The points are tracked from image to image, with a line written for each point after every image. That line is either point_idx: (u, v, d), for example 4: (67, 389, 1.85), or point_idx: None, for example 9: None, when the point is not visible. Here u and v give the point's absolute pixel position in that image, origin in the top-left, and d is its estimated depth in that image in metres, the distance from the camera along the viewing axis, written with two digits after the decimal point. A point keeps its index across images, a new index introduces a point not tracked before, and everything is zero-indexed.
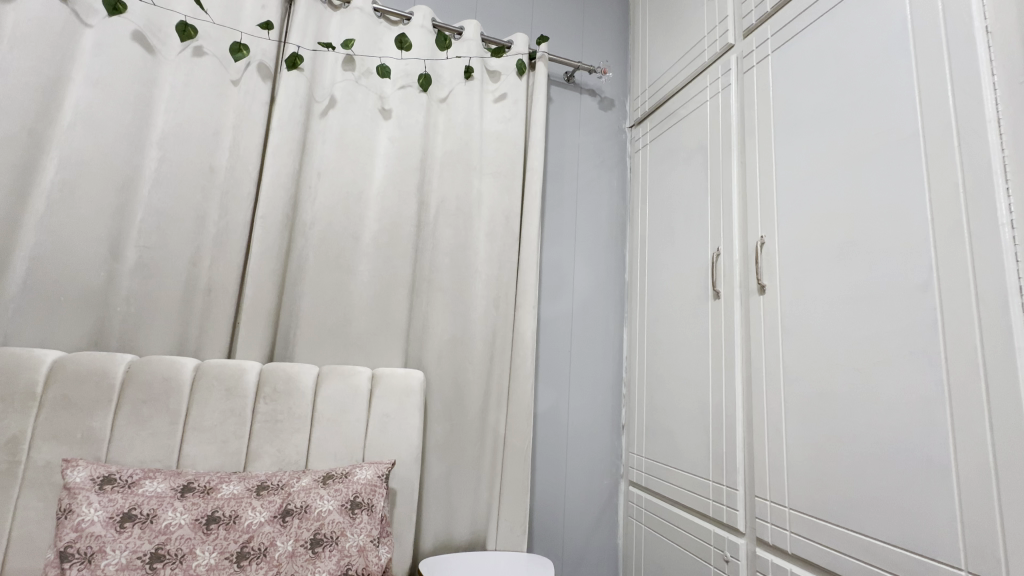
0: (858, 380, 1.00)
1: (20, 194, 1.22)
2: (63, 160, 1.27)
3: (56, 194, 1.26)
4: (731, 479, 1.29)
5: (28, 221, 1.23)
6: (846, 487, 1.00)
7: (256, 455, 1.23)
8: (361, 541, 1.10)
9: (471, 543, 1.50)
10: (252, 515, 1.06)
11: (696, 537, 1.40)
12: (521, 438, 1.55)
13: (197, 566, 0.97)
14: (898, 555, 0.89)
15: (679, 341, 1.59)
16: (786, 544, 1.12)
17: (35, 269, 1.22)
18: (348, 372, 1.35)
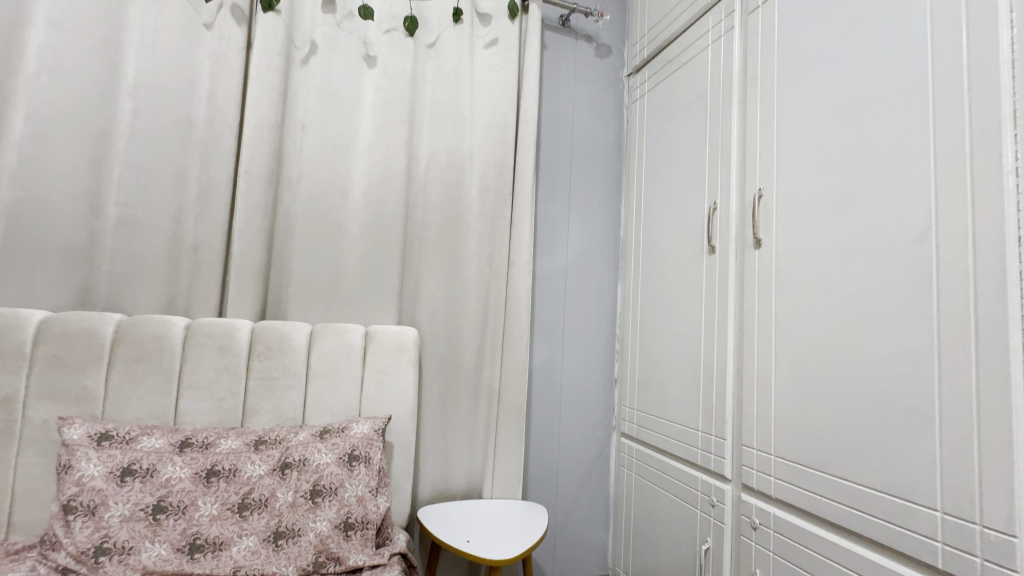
0: (848, 333, 1.01)
1: None
2: (31, 112, 1.21)
3: (28, 149, 1.20)
4: (720, 429, 1.33)
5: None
6: (830, 436, 1.03)
7: (253, 411, 1.24)
8: (360, 492, 1.13)
9: (467, 492, 1.56)
10: (251, 468, 1.09)
11: (684, 484, 1.45)
12: (515, 393, 1.58)
13: (199, 517, 1.00)
14: (876, 498, 0.93)
15: (672, 296, 1.59)
16: (770, 489, 1.16)
17: (13, 228, 1.18)
18: (342, 330, 1.35)
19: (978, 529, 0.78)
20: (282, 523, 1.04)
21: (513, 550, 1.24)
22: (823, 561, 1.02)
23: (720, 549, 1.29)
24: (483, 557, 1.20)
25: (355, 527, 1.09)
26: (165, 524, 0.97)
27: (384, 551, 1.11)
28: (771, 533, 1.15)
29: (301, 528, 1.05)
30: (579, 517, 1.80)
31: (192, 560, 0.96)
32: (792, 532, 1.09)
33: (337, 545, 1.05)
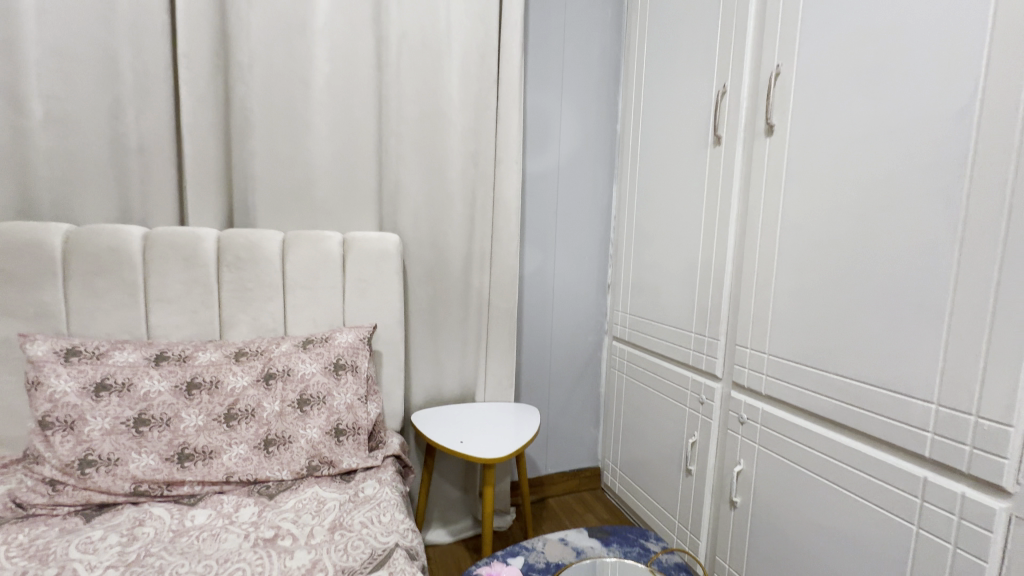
0: (861, 227, 0.93)
1: None
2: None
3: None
4: (714, 330, 1.31)
5: None
6: (830, 334, 1.00)
7: (231, 324, 1.18)
8: (349, 399, 1.11)
9: (461, 396, 1.57)
10: (234, 380, 1.06)
11: (674, 383, 1.47)
12: (506, 300, 1.53)
13: (185, 428, 0.98)
14: (870, 392, 0.92)
15: (671, 195, 1.49)
16: (761, 387, 1.16)
17: None
18: (317, 237, 1.25)
19: (973, 420, 0.77)
20: (272, 432, 1.03)
21: (506, 448, 1.27)
22: (809, 451, 1.04)
23: (707, 442, 1.33)
24: (477, 456, 1.23)
25: (347, 433, 1.09)
26: (150, 435, 0.95)
27: (378, 454, 1.12)
28: (758, 427, 1.17)
29: (292, 435, 1.04)
30: (571, 416, 1.86)
31: (183, 468, 0.95)
32: (780, 426, 1.11)
33: (330, 450, 1.05)
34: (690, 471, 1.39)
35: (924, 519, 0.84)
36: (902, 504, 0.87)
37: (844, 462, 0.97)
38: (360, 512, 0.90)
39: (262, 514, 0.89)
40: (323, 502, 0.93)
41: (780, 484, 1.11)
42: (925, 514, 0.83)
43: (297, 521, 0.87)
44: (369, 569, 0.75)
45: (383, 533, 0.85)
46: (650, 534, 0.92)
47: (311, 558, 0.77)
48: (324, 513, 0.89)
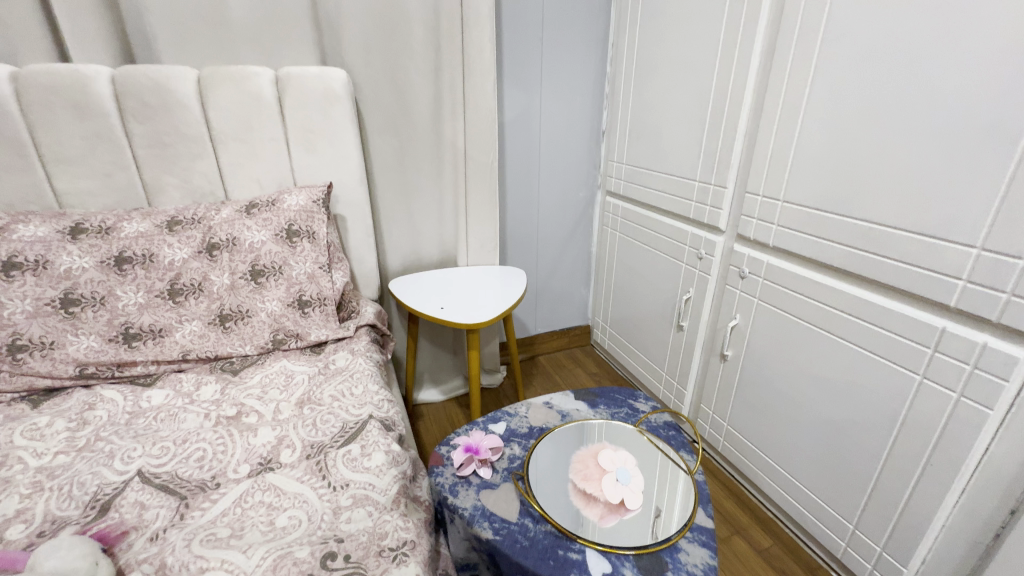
0: (935, 25, 0.71)
1: None
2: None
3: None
4: (722, 177, 1.14)
5: None
6: (862, 174, 0.85)
7: (158, 189, 1.00)
8: (309, 269, 0.99)
9: (441, 261, 1.47)
10: (171, 252, 0.92)
11: (670, 239, 1.35)
12: (484, 152, 1.33)
13: (124, 307, 0.87)
14: (899, 238, 0.80)
15: (684, 7, 1.19)
16: (769, 238, 1.05)
17: None
18: (240, 75, 1.00)
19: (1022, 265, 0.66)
20: (226, 306, 0.93)
21: (491, 313, 1.20)
22: (814, 305, 0.96)
23: (702, 299, 1.26)
24: (459, 322, 1.16)
25: (312, 304, 0.99)
26: (85, 316, 0.85)
27: (350, 324, 1.04)
28: (759, 281, 1.09)
29: (249, 309, 0.94)
30: (561, 277, 1.79)
31: (131, 348, 0.87)
32: (785, 279, 1.02)
33: (295, 323, 0.97)
34: (682, 327, 1.35)
35: (932, 369, 0.78)
36: (909, 355, 0.81)
37: (851, 315, 0.90)
38: (330, 385, 0.84)
39: (225, 391, 0.82)
40: (291, 376, 0.87)
41: (776, 338, 1.06)
42: (934, 364, 0.78)
43: (264, 397, 0.81)
44: (339, 443, 0.70)
45: (355, 405, 0.79)
46: (638, 393, 0.89)
47: (278, 435, 0.72)
48: (293, 388, 0.83)
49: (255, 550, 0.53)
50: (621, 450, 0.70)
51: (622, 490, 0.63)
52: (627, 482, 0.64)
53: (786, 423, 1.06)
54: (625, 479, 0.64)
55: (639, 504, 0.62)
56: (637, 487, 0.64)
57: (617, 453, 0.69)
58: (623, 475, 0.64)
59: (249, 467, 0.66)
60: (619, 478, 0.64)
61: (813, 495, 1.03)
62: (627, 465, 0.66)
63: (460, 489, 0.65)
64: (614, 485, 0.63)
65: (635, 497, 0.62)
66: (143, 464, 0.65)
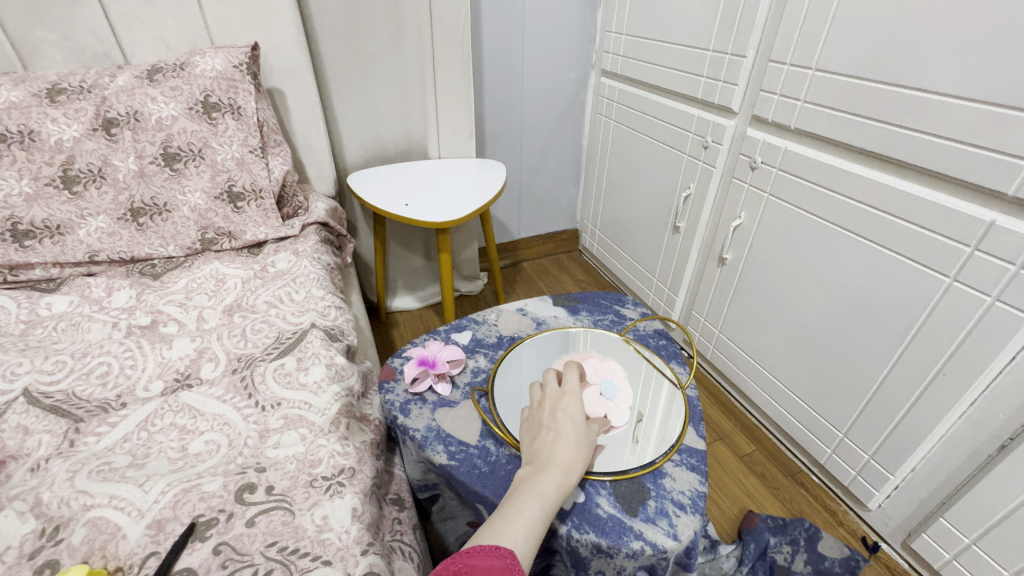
0: None
1: None
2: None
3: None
4: (741, 42, 0.94)
5: None
6: (925, 25, 0.66)
7: (30, 46, 0.79)
8: (236, 152, 0.82)
9: (409, 153, 1.28)
10: (57, 129, 0.73)
11: (673, 126, 1.17)
12: (453, 11, 1.08)
13: (5, 198, 0.71)
14: (958, 111, 0.65)
15: None
16: (791, 119, 0.88)
17: None
18: None
19: None
20: (138, 199, 0.78)
21: (464, 210, 1.05)
22: (833, 199, 0.83)
23: (703, 196, 1.12)
24: (426, 221, 1.02)
25: (245, 197, 0.83)
26: None
27: (296, 221, 0.89)
28: (772, 172, 0.94)
29: (168, 202, 0.79)
30: (547, 174, 1.61)
31: (23, 248, 0.72)
32: (803, 170, 0.87)
33: (226, 219, 0.82)
34: (678, 228, 1.22)
35: (965, 270, 0.68)
36: (941, 254, 0.70)
37: (878, 209, 0.77)
38: (267, 289, 0.72)
39: (142, 297, 0.70)
40: (222, 279, 0.74)
41: (784, 238, 0.94)
42: (970, 264, 0.67)
43: (186, 303, 0.69)
44: (272, 356, 0.60)
45: (296, 312, 0.68)
46: (625, 298, 0.78)
47: (199, 347, 0.61)
48: (223, 293, 0.71)
49: (154, 484, 0.43)
50: (607, 363, 0.61)
51: (608, 404, 0.54)
52: (614, 397, 0.55)
53: (783, 330, 0.98)
54: (611, 393, 0.55)
55: (625, 420, 0.54)
56: (624, 404, 0.55)
57: (602, 367, 0.60)
58: (609, 389, 0.55)
59: (162, 384, 0.56)
60: (605, 389, 0.55)
61: (803, 402, 0.98)
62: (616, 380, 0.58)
63: (412, 408, 0.55)
64: (597, 397, 0.54)
65: (620, 414, 0.54)
66: (31, 382, 0.54)
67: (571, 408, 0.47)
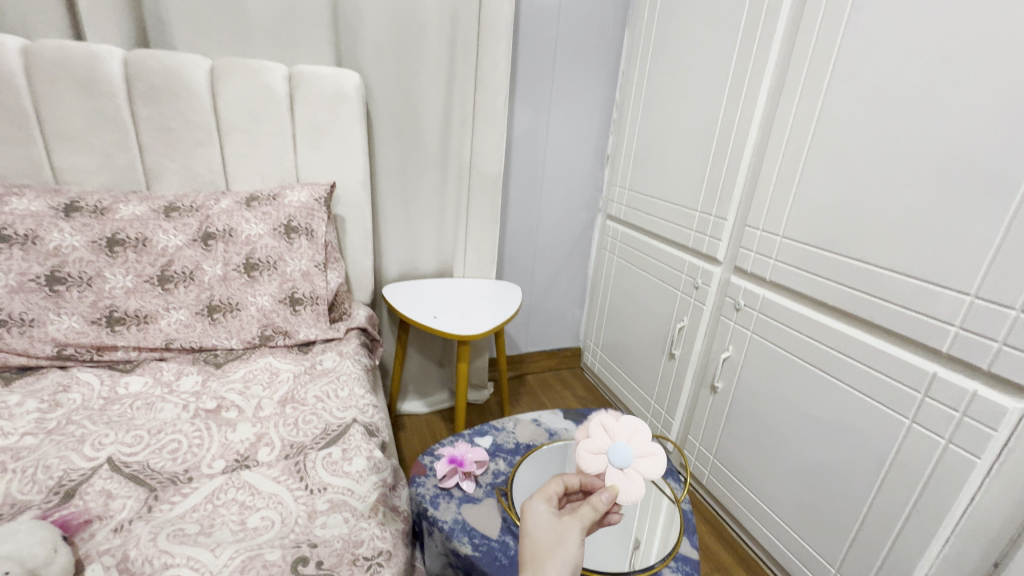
0: (945, 68, 0.72)
1: None
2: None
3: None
4: (723, 209, 1.16)
5: None
6: (862, 215, 0.86)
7: (157, 173, 0.99)
8: (304, 266, 0.98)
9: (437, 271, 1.46)
10: (165, 238, 0.90)
11: (668, 266, 1.36)
12: (489, 165, 1.33)
13: (111, 290, 0.85)
14: (895, 281, 0.81)
15: (695, 41, 1.22)
16: (766, 272, 1.06)
17: None
18: (254, 68, 1.00)
19: (1014, 315, 0.66)
20: (216, 297, 0.91)
21: (484, 325, 1.19)
22: (807, 341, 0.97)
23: (695, 328, 1.26)
24: (451, 332, 1.15)
25: (303, 302, 0.97)
26: (69, 295, 0.83)
27: (341, 326, 1.02)
28: (754, 314, 1.09)
29: (240, 302, 0.93)
30: (554, 296, 1.79)
31: (113, 332, 0.84)
32: (780, 314, 1.02)
33: (285, 320, 0.95)
34: (674, 355, 1.34)
35: (921, 414, 0.78)
36: (900, 398, 0.81)
37: (843, 354, 0.90)
38: (315, 385, 0.82)
39: (206, 383, 0.80)
40: (275, 373, 0.85)
41: (768, 373, 1.06)
42: (923, 409, 0.78)
43: (245, 392, 0.79)
44: (320, 445, 0.68)
45: (339, 408, 0.77)
46: None
47: (257, 432, 0.70)
48: (276, 385, 0.81)
49: (223, 550, 0.50)
50: (596, 426, 0.56)
51: (629, 460, 0.52)
52: (629, 457, 0.53)
53: (773, 459, 1.05)
54: (625, 458, 0.52)
55: (657, 466, 0.52)
56: (642, 452, 0.53)
57: (595, 435, 0.56)
58: (620, 458, 0.52)
59: (224, 463, 0.64)
60: (615, 457, 0.52)
61: (797, 535, 1.01)
62: (618, 432, 0.55)
63: (441, 501, 0.63)
64: (619, 473, 0.52)
65: (645, 465, 0.53)
66: (114, 452, 0.63)
67: (531, 521, 0.46)
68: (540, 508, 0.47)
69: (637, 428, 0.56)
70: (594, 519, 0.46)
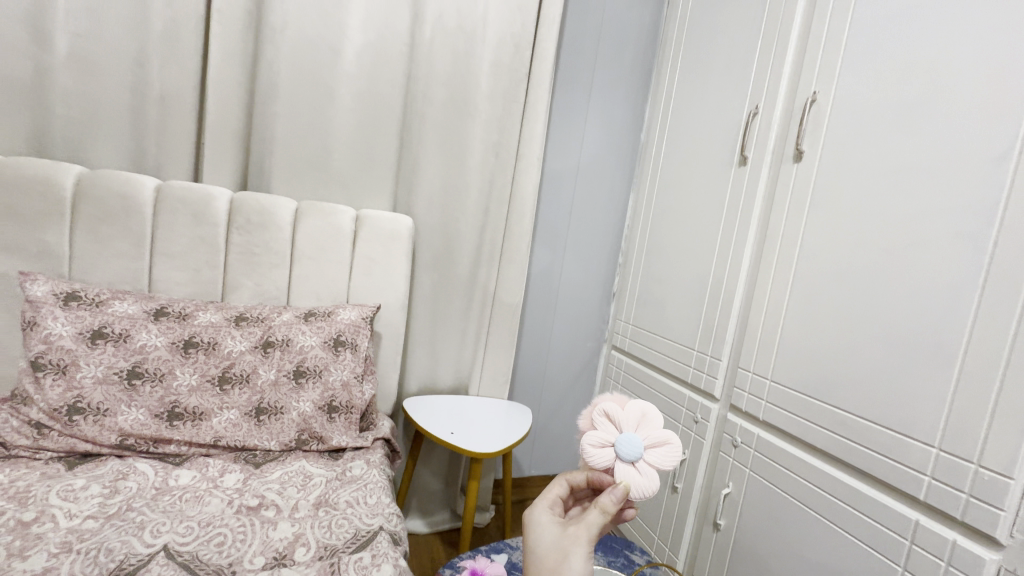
0: (886, 256, 0.92)
1: None
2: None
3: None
4: (717, 350, 1.30)
5: None
6: (836, 368, 0.99)
7: (233, 287, 1.16)
8: (345, 377, 1.10)
9: (454, 387, 1.56)
10: (232, 343, 1.04)
11: (670, 399, 1.46)
12: (510, 295, 1.51)
13: (177, 386, 0.97)
14: (871, 429, 0.91)
15: (688, 209, 1.48)
16: (759, 412, 1.16)
17: None
18: (330, 210, 1.24)
19: (973, 468, 0.76)
20: (265, 400, 1.02)
21: (496, 444, 1.27)
22: (800, 481, 1.04)
23: (697, 462, 1.32)
24: (466, 448, 1.22)
25: (339, 410, 1.07)
26: (142, 389, 0.94)
27: (368, 436, 1.11)
28: (751, 452, 1.17)
29: (284, 405, 1.02)
30: (560, 420, 1.85)
31: (171, 426, 0.94)
32: (774, 452, 1.11)
33: (321, 425, 1.04)
34: (676, 488, 1.38)
35: (910, 562, 0.83)
36: (890, 544, 0.86)
37: (835, 496, 0.97)
38: (345, 491, 0.89)
39: (247, 482, 0.87)
40: (309, 477, 0.92)
41: (767, 512, 1.10)
42: (911, 557, 0.83)
43: (282, 493, 0.85)
44: (351, 549, 0.74)
45: (367, 515, 0.84)
46: None
47: (295, 532, 0.76)
48: (310, 488, 0.88)
49: None
50: (601, 417, 0.54)
51: (639, 450, 0.50)
52: (639, 448, 0.50)
53: None
54: (635, 451, 0.50)
55: (670, 454, 0.51)
56: (652, 440, 0.51)
57: (601, 427, 0.53)
58: (631, 451, 0.50)
59: (264, 559, 0.69)
60: (625, 450, 0.50)
61: None
62: (625, 421, 0.53)
63: None
64: (629, 466, 0.50)
65: (657, 456, 0.51)
66: (169, 540, 0.69)
67: (538, 535, 0.45)
68: (546, 523, 0.46)
69: (646, 415, 0.54)
70: (603, 522, 0.44)
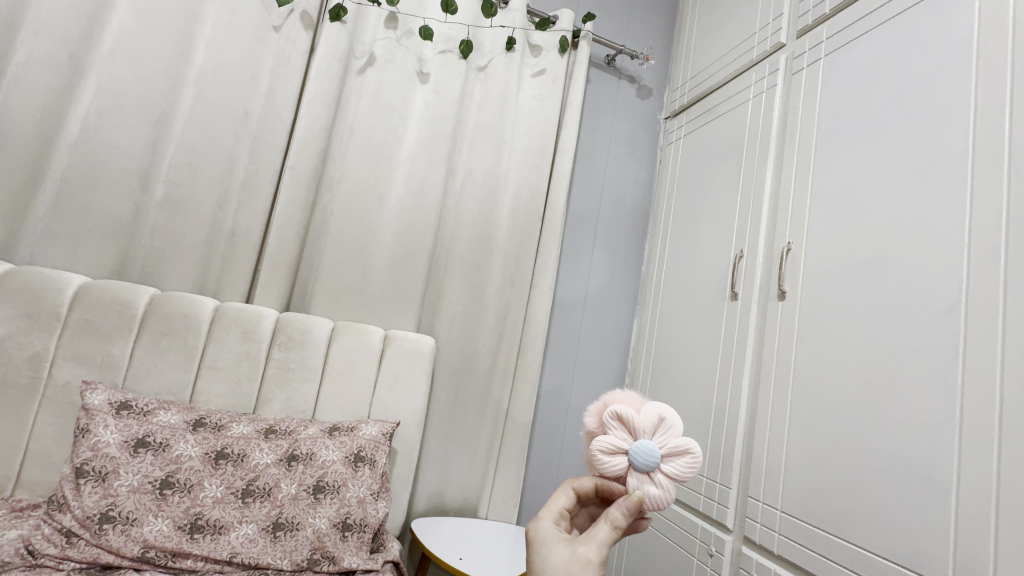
0: (869, 390, 1.01)
1: (62, 128, 1.23)
2: (90, 75, 1.26)
3: (71, 105, 1.24)
4: (726, 477, 1.31)
5: (74, 157, 1.24)
6: (841, 499, 1.01)
7: (265, 400, 1.25)
8: (362, 494, 1.12)
9: (462, 509, 1.54)
10: (259, 456, 1.08)
11: (683, 529, 1.43)
12: (522, 414, 1.57)
13: (203, 498, 1.00)
14: (883, 566, 0.91)
15: (688, 337, 1.60)
16: (773, 545, 1.15)
17: (78, 200, 1.24)
18: (361, 330, 1.37)
19: None
20: (283, 515, 1.04)
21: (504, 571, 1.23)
22: None
23: None
24: None
25: (353, 529, 1.08)
26: (171, 500, 0.98)
27: (378, 558, 1.10)
28: None
29: (300, 521, 1.04)
30: None
31: (191, 539, 0.96)
32: None
33: (333, 545, 1.05)
34: None
35: None
36: None
37: None
38: None
39: None
40: None
41: None
42: None
43: None
44: None
45: None
46: None
47: None
48: None
49: None
50: (613, 421, 0.52)
51: (657, 458, 0.49)
52: (654, 457, 0.49)
53: None
54: (650, 460, 0.49)
55: (686, 460, 0.50)
56: (667, 449, 0.50)
57: (614, 432, 0.51)
58: (646, 459, 0.49)
59: None
60: (642, 458, 0.48)
61: None
62: (641, 427, 0.51)
63: None
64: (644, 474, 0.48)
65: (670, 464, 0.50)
66: None
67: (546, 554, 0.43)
68: (555, 541, 0.43)
69: (663, 419, 0.52)
70: (614, 535, 0.43)
